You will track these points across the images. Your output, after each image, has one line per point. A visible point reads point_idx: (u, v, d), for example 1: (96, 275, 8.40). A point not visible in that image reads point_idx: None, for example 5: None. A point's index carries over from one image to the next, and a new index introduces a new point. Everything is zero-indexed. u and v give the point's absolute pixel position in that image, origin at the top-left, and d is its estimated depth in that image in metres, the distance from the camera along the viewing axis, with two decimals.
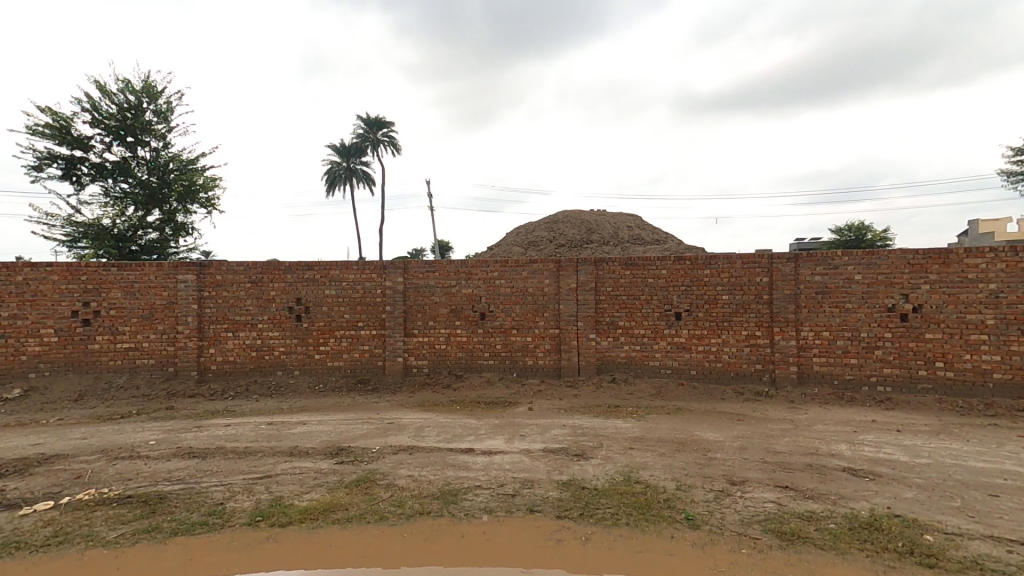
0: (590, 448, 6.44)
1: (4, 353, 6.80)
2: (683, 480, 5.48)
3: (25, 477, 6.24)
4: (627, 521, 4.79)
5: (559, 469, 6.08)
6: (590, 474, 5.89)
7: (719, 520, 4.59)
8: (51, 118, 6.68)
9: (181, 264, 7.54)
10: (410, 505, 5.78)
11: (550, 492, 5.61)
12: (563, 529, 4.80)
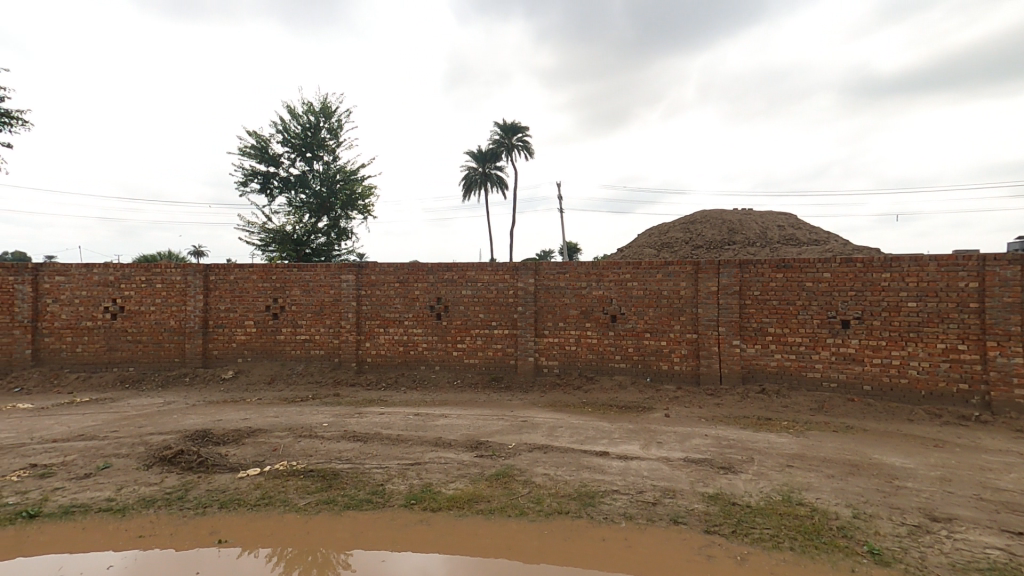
0: (739, 462, 5.75)
1: (220, 340, 8.06)
2: (863, 508, 4.55)
3: (240, 445, 7.77)
4: (791, 545, 4.15)
5: (704, 481, 5.48)
6: (740, 489, 5.20)
7: (917, 559, 3.79)
8: (255, 141, 8.09)
9: (344, 265, 8.49)
10: (548, 502, 5.53)
11: (695, 505, 5.04)
12: (714, 545, 4.30)
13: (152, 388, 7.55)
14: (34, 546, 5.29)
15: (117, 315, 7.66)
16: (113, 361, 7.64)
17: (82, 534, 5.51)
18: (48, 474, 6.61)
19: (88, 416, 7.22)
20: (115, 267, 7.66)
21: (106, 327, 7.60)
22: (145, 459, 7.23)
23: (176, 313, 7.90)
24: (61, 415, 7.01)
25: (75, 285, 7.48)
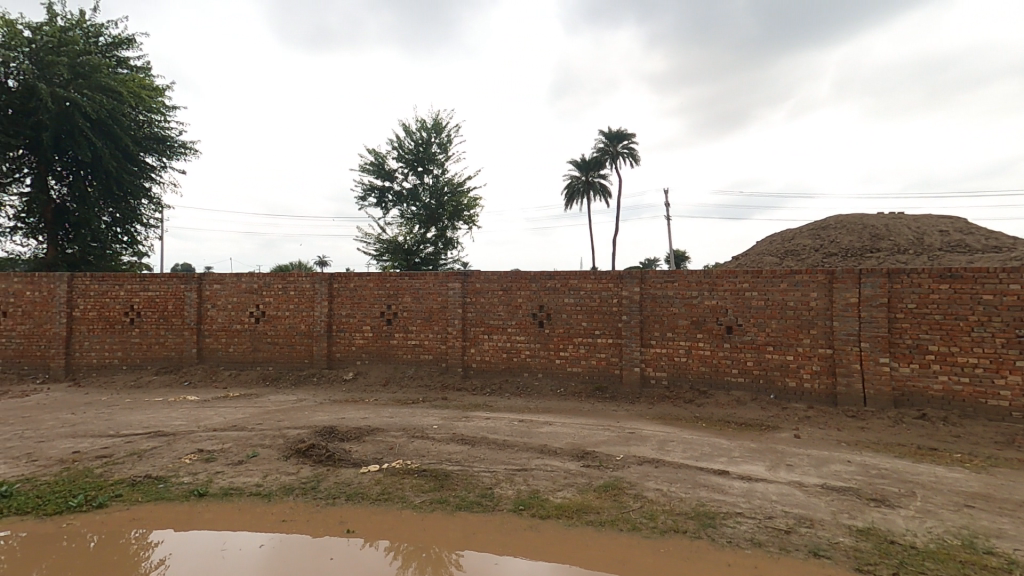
0: (896, 495, 4.99)
1: (342, 343, 8.74)
2: None
3: (361, 442, 8.40)
4: None
5: (850, 513, 4.86)
6: (899, 526, 4.54)
7: None
8: (374, 158, 8.76)
9: (451, 274, 8.86)
10: (662, 518, 5.33)
11: (840, 538, 4.53)
12: None
13: (287, 385, 8.37)
14: (197, 523, 6.17)
15: (260, 320, 8.56)
16: (257, 360, 8.56)
17: (234, 516, 6.35)
18: (212, 459, 7.81)
19: (238, 409, 8.24)
20: (258, 277, 8.61)
21: (251, 330, 8.52)
22: (285, 450, 8.13)
23: (305, 318, 8.69)
24: (218, 408, 8.09)
25: (228, 292, 8.45)
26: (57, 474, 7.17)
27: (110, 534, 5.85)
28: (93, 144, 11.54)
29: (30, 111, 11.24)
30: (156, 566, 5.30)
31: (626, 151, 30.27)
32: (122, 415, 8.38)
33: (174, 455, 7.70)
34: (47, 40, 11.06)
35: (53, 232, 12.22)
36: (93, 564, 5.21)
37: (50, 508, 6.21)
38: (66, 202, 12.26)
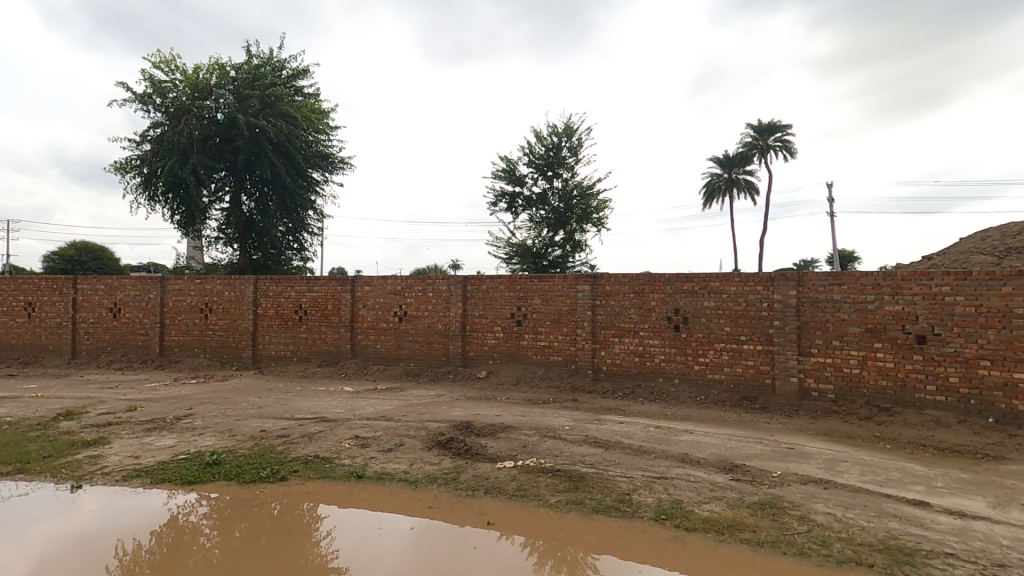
0: None
1: (476, 342, 9.24)
2: None
3: (496, 438, 8.78)
4: None
5: None
6: None
7: None
8: (505, 165, 9.15)
9: (580, 276, 8.88)
10: (838, 547, 4.52)
11: None
12: None
13: (427, 381, 9.02)
14: (354, 502, 6.89)
15: (402, 319, 9.33)
16: (400, 356, 9.34)
17: (384, 498, 6.98)
18: (366, 446, 8.67)
19: (385, 401, 9.05)
20: (401, 279, 9.36)
21: (395, 329, 9.31)
22: (427, 441, 8.77)
23: (442, 318, 9.32)
24: (369, 399, 8.96)
25: (376, 293, 9.30)
26: (250, 448, 8.48)
27: (289, 504, 6.83)
28: (273, 163, 13.71)
29: (230, 139, 13.49)
30: (324, 536, 6.02)
31: (782, 143, 29.51)
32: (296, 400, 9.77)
33: (336, 439, 8.75)
34: (245, 76, 13.21)
35: (244, 241, 14.44)
36: (277, 530, 6.14)
37: (247, 477, 7.55)
38: (252, 215, 14.41)
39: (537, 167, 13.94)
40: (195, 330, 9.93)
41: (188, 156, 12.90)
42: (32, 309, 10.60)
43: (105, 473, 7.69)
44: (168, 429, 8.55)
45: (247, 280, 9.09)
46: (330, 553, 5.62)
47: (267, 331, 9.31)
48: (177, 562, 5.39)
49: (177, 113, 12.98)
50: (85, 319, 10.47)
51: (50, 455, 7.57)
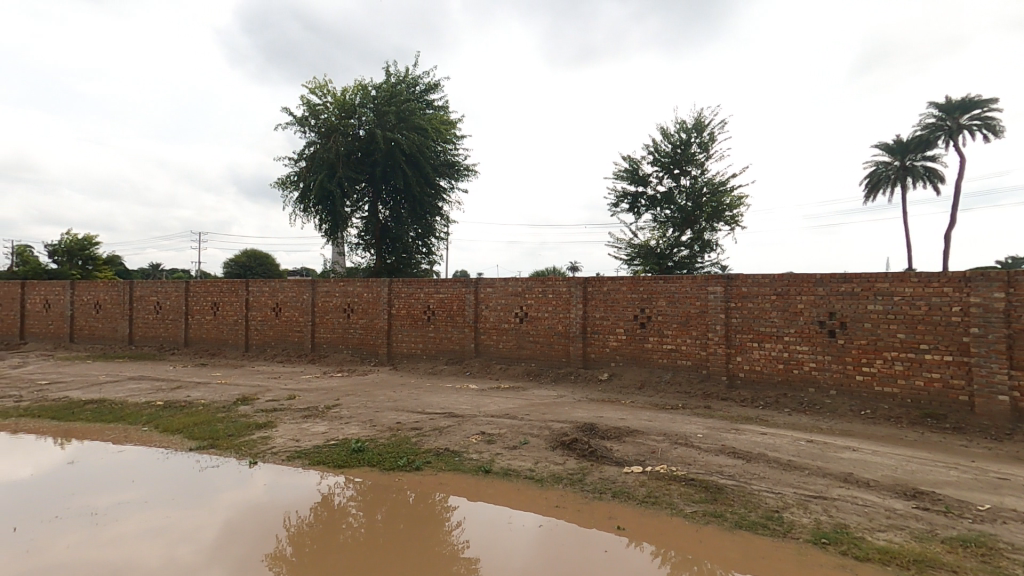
0: None
1: (597, 344, 9.36)
2: None
3: (622, 442, 8.58)
4: None
5: None
6: None
7: None
8: (627, 165, 9.12)
9: (711, 277, 8.49)
10: None
11: None
12: None
13: (548, 381, 9.30)
14: (481, 496, 7.11)
15: (523, 320, 9.82)
16: (521, 356, 9.81)
17: (509, 494, 7.12)
18: (492, 442, 8.89)
19: (508, 400, 9.46)
20: (521, 282, 9.94)
21: (516, 329, 9.81)
22: (551, 441, 8.85)
23: (562, 319, 9.62)
24: (493, 397, 9.39)
25: (498, 294, 9.81)
26: (387, 438, 8.98)
27: (422, 493, 7.27)
28: (406, 173, 15.58)
29: (369, 152, 15.61)
30: (455, 525, 6.34)
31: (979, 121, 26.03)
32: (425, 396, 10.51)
33: (463, 434, 9.16)
34: (384, 94, 15.34)
35: (380, 247, 16.69)
36: (410, 517, 6.58)
37: (387, 465, 8.10)
38: (387, 222, 16.54)
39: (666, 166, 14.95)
40: (338, 328, 12.43)
41: (335, 169, 15.06)
42: (216, 309, 13.79)
43: (274, 452, 8.61)
44: (321, 417, 9.64)
45: (383, 284, 12.14)
46: (460, 543, 5.90)
47: (399, 328, 11.38)
48: (330, 538, 6.08)
49: (327, 131, 15.21)
50: (254, 317, 13.34)
51: (234, 434, 8.96)
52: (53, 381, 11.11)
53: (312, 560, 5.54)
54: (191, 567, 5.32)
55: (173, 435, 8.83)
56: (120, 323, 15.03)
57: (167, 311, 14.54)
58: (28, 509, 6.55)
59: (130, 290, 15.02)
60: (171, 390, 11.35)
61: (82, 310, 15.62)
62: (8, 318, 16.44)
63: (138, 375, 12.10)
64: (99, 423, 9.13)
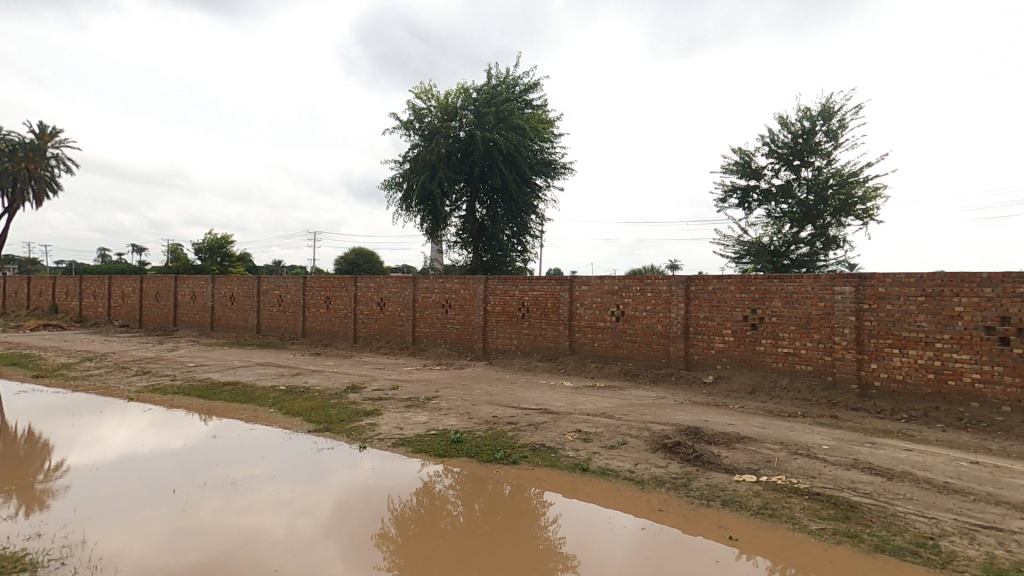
0: None
1: (700, 346, 9.32)
2: None
3: (731, 449, 7.73)
4: None
5: None
6: None
7: None
8: (739, 157, 8.75)
9: (838, 276, 7.99)
10: None
11: None
12: None
13: (647, 381, 9.58)
14: (578, 494, 6.97)
15: (620, 318, 9.88)
16: (618, 355, 10.09)
17: (608, 494, 6.91)
18: (589, 440, 8.57)
19: (604, 398, 9.63)
20: (618, 279, 9.92)
21: (613, 328, 10.16)
22: (652, 444, 8.25)
23: (662, 318, 9.70)
24: (588, 394, 9.77)
25: (593, 292, 10.01)
26: (484, 430, 9.22)
27: (518, 487, 7.31)
28: (501, 172, 17.07)
29: (467, 152, 17.32)
30: (551, 521, 6.32)
31: None
32: (520, 391, 10.69)
33: (559, 431, 8.99)
34: (483, 98, 17.11)
35: (476, 245, 18.26)
36: (507, 510, 6.68)
37: (484, 457, 8.29)
38: (483, 220, 18.06)
39: (783, 157, 15.79)
40: (436, 323, 13.40)
41: (436, 170, 16.98)
42: (329, 302, 15.63)
43: (381, 438, 9.14)
44: (422, 407, 10.20)
45: (478, 281, 12.56)
46: (557, 539, 5.88)
47: (494, 325, 12.35)
48: (431, 523, 6.44)
49: (430, 134, 17.17)
50: (362, 310, 14.95)
51: (345, 419, 9.76)
52: (201, 365, 13.34)
53: (415, 543, 5.93)
54: (307, 541, 5.97)
55: (295, 417, 9.92)
56: (250, 313, 17.74)
57: (288, 303, 16.79)
58: (188, 476, 7.88)
59: (258, 285, 17.57)
60: (291, 375, 12.57)
61: (219, 302, 18.81)
62: (171, 306, 20.25)
63: (263, 361, 13.86)
64: (238, 403, 10.65)
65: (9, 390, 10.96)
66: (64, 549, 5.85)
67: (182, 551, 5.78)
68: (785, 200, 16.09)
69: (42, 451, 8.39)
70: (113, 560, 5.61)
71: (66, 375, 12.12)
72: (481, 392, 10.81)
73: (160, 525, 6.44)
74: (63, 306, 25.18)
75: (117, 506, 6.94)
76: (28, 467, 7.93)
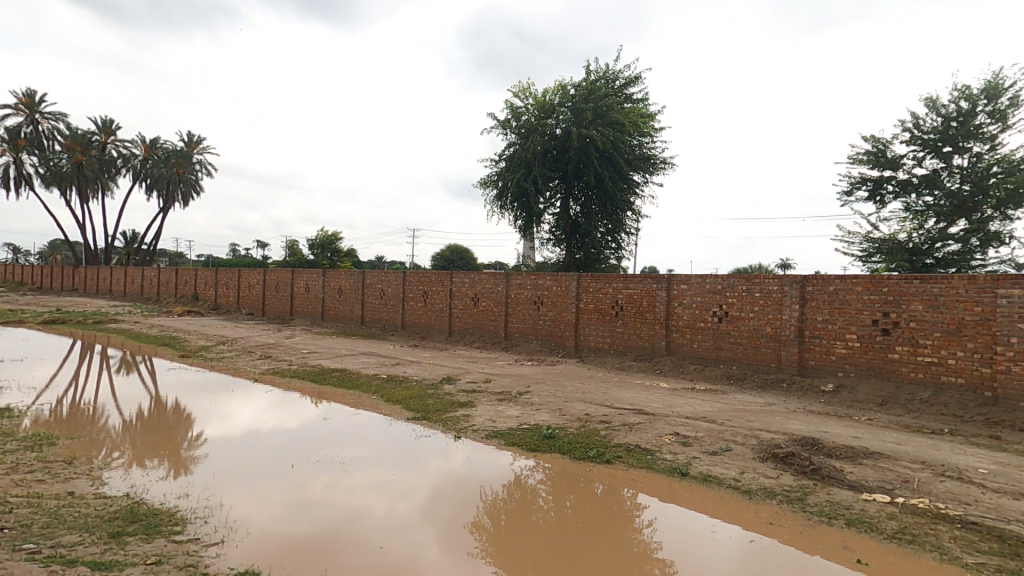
0: None
1: (817, 350, 9.08)
2: None
3: (858, 464, 6.94)
4: None
5: None
6: None
7: None
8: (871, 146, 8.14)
9: (1002, 277, 7.20)
10: None
11: None
12: None
13: (753, 386, 9.59)
14: (677, 500, 6.66)
15: (722, 319, 10.19)
16: (720, 358, 10.41)
17: (711, 502, 6.50)
18: (689, 444, 8.19)
19: (706, 402, 9.43)
20: (722, 280, 10.39)
21: (714, 328, 10.36)
22: (760, 452, 7.67)
23: (771, 320, 9.66)
24: (686, 397, 9.71)
25: (693, 291, 10.72)
26: (577, 428, 9.16)
27: (611, 487, 7.16)
28: (597, 169, 17.71)
29: (563, 148, 18.13)
30: (646, 524, 6.12)
31: None
32: (615, 390, 10.56)
33: (656, 433, 8.72)
34: (581, 93, 17.74)
35: (569, 242, 19.54)
36: (600, 509, 6.56)
37: (577, 454, 8.22)
38: (577, 217, 19.19)
39: (930, 144, 15.07)
40: (529, 319, 13.91)
41: (531, 167, 18.02)
42: (426, 297, 16.72)
43: (475, 429, 9.40)
44: (514, 401, 10.37)
45: (572, 279, 12.99)
46: (654, 544, 5.67)
47: (586, 323, 12.79)
48: (523, 516, 6.51)
49: (527, 132, 18.21)
50: (455, 305, 15.81)
51: (441, 409, 10.16)
52: (313, 352, 14.74)
53: (508, 534, 6.04)
54: (407, 524, 6.26)
55: (395, 405, 10.51)
56: (356, 305, 19.34)
57: (388, 296, 18.24)
58: (301, 451, 8.63)
59: (362, 279, 19.25)
60: (390, 365, 13.29)
61: (328, 295, 20.68)
62: (286, 298, 22.75)
63: (366, 350, 14.99)
64: (344, 388, 11.53)
65: (162, 366, 12.90)
66: (207, 509, 6.65)
67: (301, 521, 6.32)
68: (930, 191, 15.19)
69: (187, 421, 9.63)
70: (244, 523, 6.28)
71: (205, 356, 14.04)
72: (573, 390, 10.84)
73: (278, 494, 7.11)
74: (202, 295, 28.56)
75: (245, 473, 7.77)
76: (176, 435, 9.10)
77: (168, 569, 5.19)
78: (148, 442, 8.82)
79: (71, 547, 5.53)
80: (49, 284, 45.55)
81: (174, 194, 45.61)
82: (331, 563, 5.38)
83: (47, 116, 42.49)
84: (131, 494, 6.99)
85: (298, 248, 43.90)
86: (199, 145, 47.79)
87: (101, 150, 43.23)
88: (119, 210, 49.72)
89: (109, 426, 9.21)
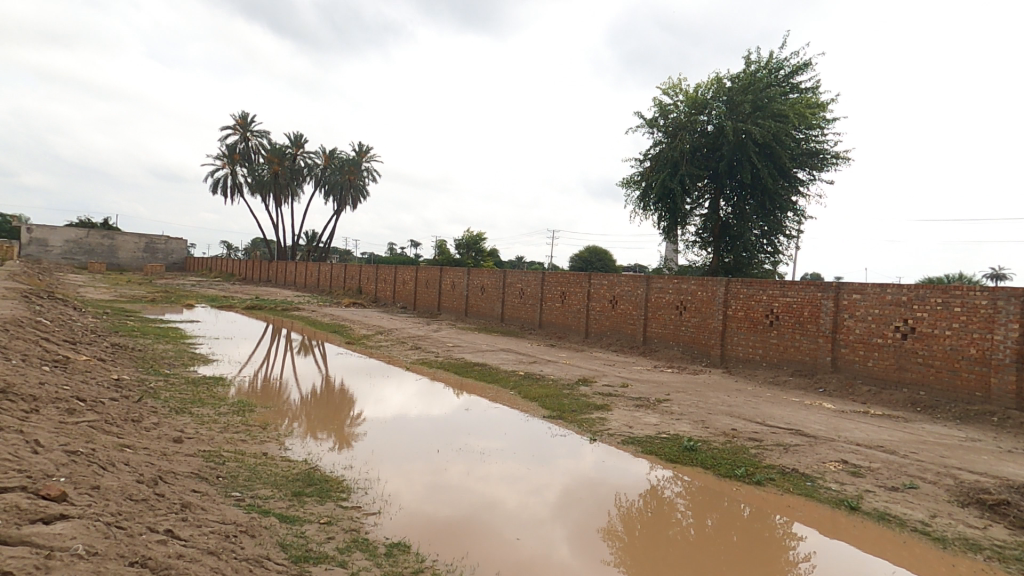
0: None
1: None
2: None
3: None
4: None
5: None
6: None
7: None
8: None
9: None
10: None
11: None
12: None
13: (948, 417, 8.68)
14: (845, 537, 5.96)
15: (907, 335, 9.77)
16: (903, 381, 9.77)
17: (891, 546, 5.69)
18: (859, 475, 7.27)
19: (885, 428, 8.61)
20: (907, 290, 9.86)
21: (896, 346, 9.92)
22: (957, 495, 6.56)
23: (977, 341, 8.85)
24: (858, 422, 8.95)
25: (869, 303, 10.40)
26: (723, 443, 8.65)
27: (759, 510, 6.62)
28: (756, 165, 17.08)
29: (714, 145, 17.91)
30: (803, 558, 5.61)
31: None
32: (768, 406, 10.03)
33: (817, 457, 7.89)
34: (739, 86, 17.52)
35: (718, 245, 19.32)
36: (747, 533, 6.11)
37: (722, 471, 7.68)
38: (729, 218, 18.79)
39: None
40: (669, 324, 14.45)
41: (677, 166, 18.09)
42: (563, 297, 17.96)
43: (611, 433, 9.34)
44: (652, 409, 10.37)
45: (719, 284, 13.28)
46: None
47: (735, 331, 12.82)
48: (661, 527, 6.35)
49: (675, 130, 18.30)
50: (593, 306, 16.85)
51: (577, 411, 10.38)
52: (456, 346, 16.03)
53: (643, 544, 5.94)
54: (541, 521, 6.38)
55: (532, 402, 11.00)
56: (496, 303, 20.95)
57: (527, 296, 19.60)
58: (440, 437, 9.25)
59: (501, 278, 20.84)
60: (528, 363, 14.03)
61: (471, 292, 22.44)
62: (431, 294, 25.17)
63: (504, 347, 15.97)
64: (485, 382, 12.36)
65: (331, 351, 14.94)
66: (366, 481, 7.37)
67: (442, 504, 6.75)
68: None
69: (349, 400, 10.91)
70: (396, 498, 6.89)
71: (366, 343, 16.03)
72: (718, 402, 10.49)
73: (421, 474, 7.67)
74: (363, 288, 32.27)
75: (396, 452, 8.52)
76: (340, 412, 10.28)
77: (337, 530, 5.88)
78: (314, 415, 10.10)
79: (264, 500, 6.50)
80: (243, 274, 56.20)
81: (346, 198, 51.66)
82: (469, 549, 5.68)
83: (256, 134, 50.24)
84: (309, 460, 8.00)
85: (446, 246, 48.40)
86: (367, 152, 53.24)
87: (293, 160, 50.19)
88: (303, 212, 57.80)
89: (290, 398, 10.82)
